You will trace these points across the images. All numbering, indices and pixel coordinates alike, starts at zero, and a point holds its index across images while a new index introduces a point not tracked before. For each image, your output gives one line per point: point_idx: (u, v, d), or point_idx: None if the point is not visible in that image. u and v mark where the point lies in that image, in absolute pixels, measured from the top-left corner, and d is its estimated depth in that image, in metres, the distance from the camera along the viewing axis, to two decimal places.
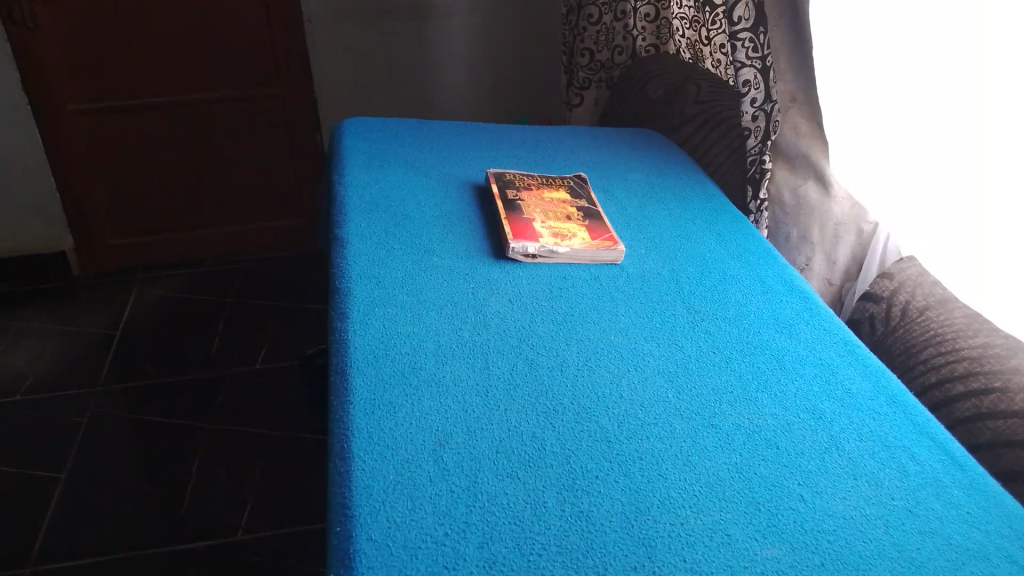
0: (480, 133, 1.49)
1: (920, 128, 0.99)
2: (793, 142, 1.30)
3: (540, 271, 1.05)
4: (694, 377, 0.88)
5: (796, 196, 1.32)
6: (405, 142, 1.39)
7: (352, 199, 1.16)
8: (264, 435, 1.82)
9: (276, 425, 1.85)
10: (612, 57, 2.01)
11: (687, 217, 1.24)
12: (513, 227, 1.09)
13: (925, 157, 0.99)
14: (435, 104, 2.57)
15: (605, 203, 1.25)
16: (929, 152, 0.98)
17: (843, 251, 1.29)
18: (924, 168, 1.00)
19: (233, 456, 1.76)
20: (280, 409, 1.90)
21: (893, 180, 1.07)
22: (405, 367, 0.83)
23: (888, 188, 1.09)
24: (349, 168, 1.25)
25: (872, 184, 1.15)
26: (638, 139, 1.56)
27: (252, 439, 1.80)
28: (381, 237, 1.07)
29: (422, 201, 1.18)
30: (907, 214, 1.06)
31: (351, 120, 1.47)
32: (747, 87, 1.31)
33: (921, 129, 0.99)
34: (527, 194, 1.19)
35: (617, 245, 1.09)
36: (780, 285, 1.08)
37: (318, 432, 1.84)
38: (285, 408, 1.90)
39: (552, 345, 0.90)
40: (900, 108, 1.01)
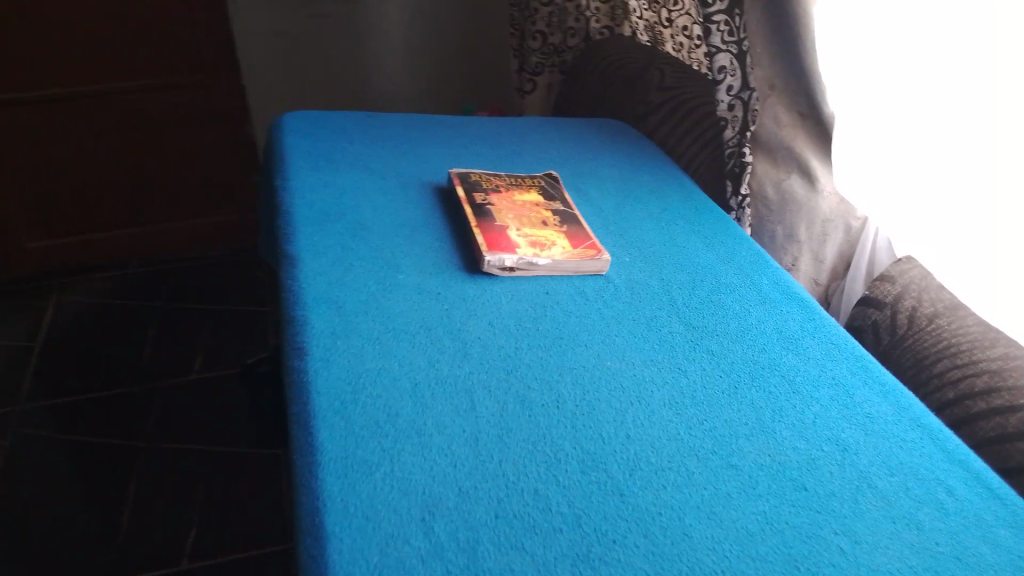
0: (434, 127, 1.37)
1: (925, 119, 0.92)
2: (774, 134, 1.22)
3: (520, 286, 0.94)
4: (704, 408, 0.79)
5: (781, 190, 1.23)
6: (354, 140, 1.25)
7: (299, 208, 1.02)
8: (204, 452, 1.66)
9: (220, 440, 1.70)
10: (565, 41, 1.89)
11: (669, 219, 1.15)
12: (486, 237, 0.97)
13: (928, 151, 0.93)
14: (375, 90, 2.42)
15: (581, 205, 1.15)
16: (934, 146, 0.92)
17: (830, 249, 1.23)
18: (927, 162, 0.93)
19: (173, 475, 1.60)
20: (221, 424, 1.75)
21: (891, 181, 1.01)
22: (379, 414, 0.71)
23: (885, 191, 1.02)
24: (293, 172, 1.11)
25: (868, 186, 1.06)
26: (605, 131, 1.46)
27: (193, 458, 1.65)
28: (337, 253, 0.94)
29: (379, 208, 1.06)
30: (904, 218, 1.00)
31: (290, 116, 1.32)
32: (722, 73, 1.22)
33: (922, 123, 0.93)
34: (497, 197, 1.08)
35: (602, 254, 0.99)
36: (777, 294, 1.00)
37: (264, 447, 1.70)
38: (227, 421, 1.75)
39: (544, 378, 0.79)
40: (904, 109, 0.95)
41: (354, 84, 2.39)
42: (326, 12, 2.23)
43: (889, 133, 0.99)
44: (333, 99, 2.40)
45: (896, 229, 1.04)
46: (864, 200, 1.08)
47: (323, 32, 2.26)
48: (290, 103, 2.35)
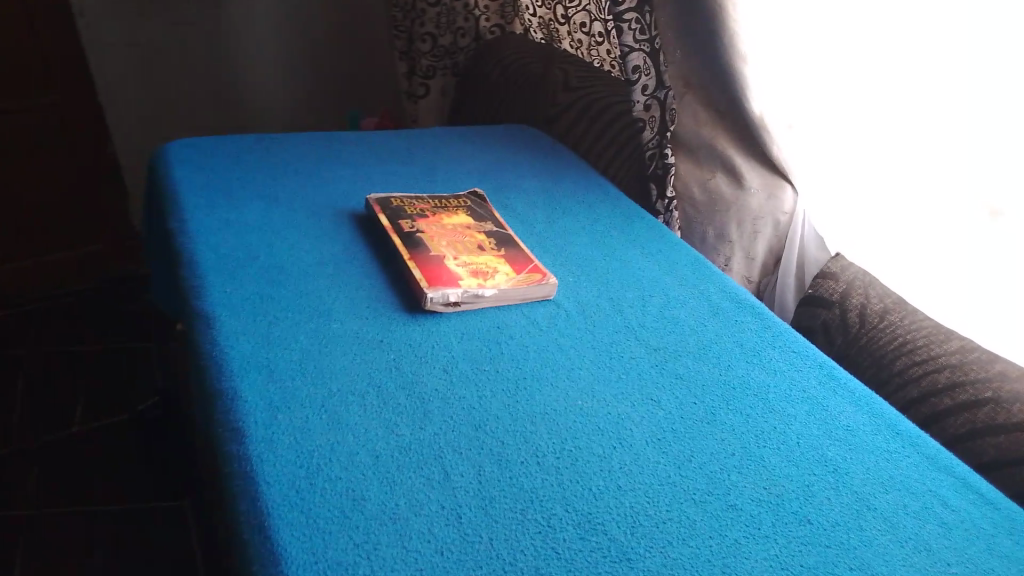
0: (336, 146, 1.25)
1: (884, 119, 0.92)
2: (693, 132, 1.20)
3: (465, 324, 0.85)
4: (688, 441, 0.74)
5: (707, 190, 1.19)
6: (252, 167, 1.13)
7: (205, 255, 0.90)
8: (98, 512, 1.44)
9: (114, 495, 1.48)
10: (455, 42, 1.80)
11: (601, 230, 1.08)
12: (424, 271, 0.89)
13: (888, 136, 0.92)
14: (250, 101, 2.25)
15: (510, 221, 1.07)
16: (891, 130, 0.91)
17: (762, 246, 1.18)
18: (888, 151, 0.93)
19: (62, 543, 1.37)
20: (120, 479, 1.52)
21: (855, 177, 0.99)
22: (344, 501, 0.62)
23: (847, 191, 1.01)
24: (190, 213, 0.98)
25: (832, 188, 1.05)
26: (515, 136, 1.38)
27: (94, 521, 1.42)
28: (256, 306, 0.83)
29: (293, 247, 0.94)
30: (872, 222, 0.99)
31: (175, 144, 1.18)
32: (637, 73, 1.15)
33: (893, 119, 0.90)
34: (425, 223, 0.99)
35: (548, 277, 0.91)
36: (728, 302, 0.94)
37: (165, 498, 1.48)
38: (123, 475, 1.53)
39: (517, 430, 0.71)
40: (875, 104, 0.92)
41: (227, 96, 2.21)
42: (187, 19, 2.05)
43: (854, 131, 0.97)
44: (204, 113, 2.21)
45: (842, 219, 1.05)
46: (822, 185, 1.07)
47: (188, 42, 2.08)
48: (155, 119, 2.15)
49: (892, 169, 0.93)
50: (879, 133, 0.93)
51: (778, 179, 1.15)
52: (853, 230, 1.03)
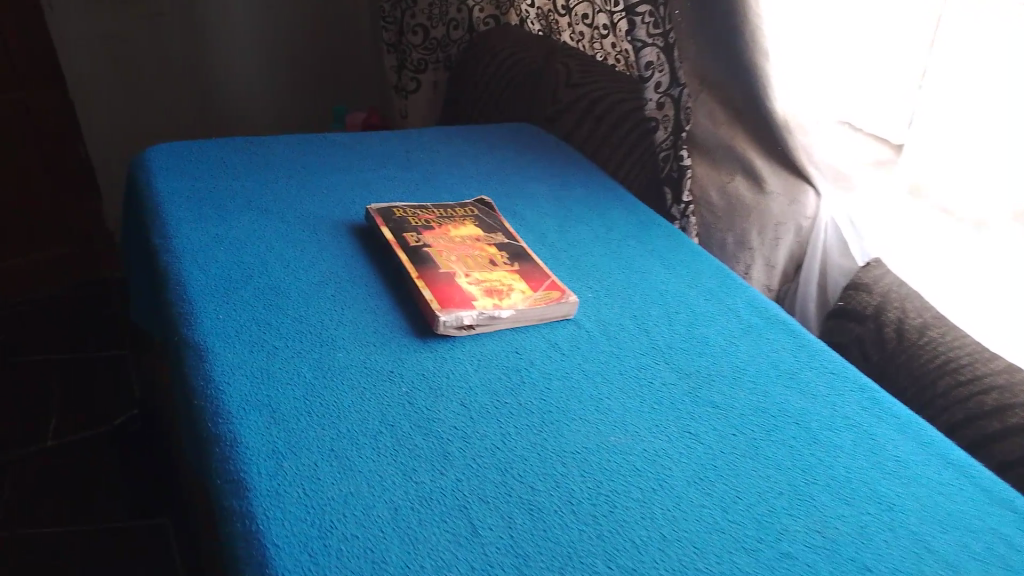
0: (329, 147, 1.17)
1: (966, 122, 0.83)
2: (710, 132, 1.15)
3: (480, 349, 0.79)
4: (732, 480, 0.68)
5: (726, 195, 1.13)
6: (240, 174, 1.05)
7: (195, 277, 0.83)
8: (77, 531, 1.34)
9: (97, 513, 1.38)
10: (448, 33, 1.72)
11: (617, 238, 1.01)
12: (436, 291, 0.82)
13: (971, 140, 0.83)
14: (231, 95, 2.16)
15: (520, 230, 1.00)
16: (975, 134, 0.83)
17: (783, 253, 1.12)
18: (969, 154, 0.84)
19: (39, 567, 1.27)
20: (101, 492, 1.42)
21: (936, 183, 0.89)
22: (363, 564, 0.55)
23: (923, 206, 0.92)
24: (175, 229, 0.91)
25: (899, 204, 0.95)
26: (517, 135, 1.31)
27: (76, 542, 1.32)
28: (253, 335, 0.76)
29: (290, 265, 0.87)
30: (955, 243, 0.89)
31: (156, 150, 1.10)
32: (649, 69, 1.09)
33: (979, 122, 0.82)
34: (432, 236, 0.93)
35: (567, 294, 0.85)
36: (758, 318, 0.89)
37: (150, 514, 1.39)
38: (107, 491, 1.43)
39: (547, 474, 0.65)
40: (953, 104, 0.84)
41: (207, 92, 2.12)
42: (159, 11, 1.95)
43: (930, 137, 0.88)
44: (180, 108, 2.11)
45: (898, 239, 0.97)
46: (885, 199, 0.98)
47: (167, 37, 1.99)
48: (131, 115, 2.05)
49: (977, 173, 0.84)
50: (958, 140, 0.85)
51: (800, 182, 1.09)
52: (911, 247, 0.96)
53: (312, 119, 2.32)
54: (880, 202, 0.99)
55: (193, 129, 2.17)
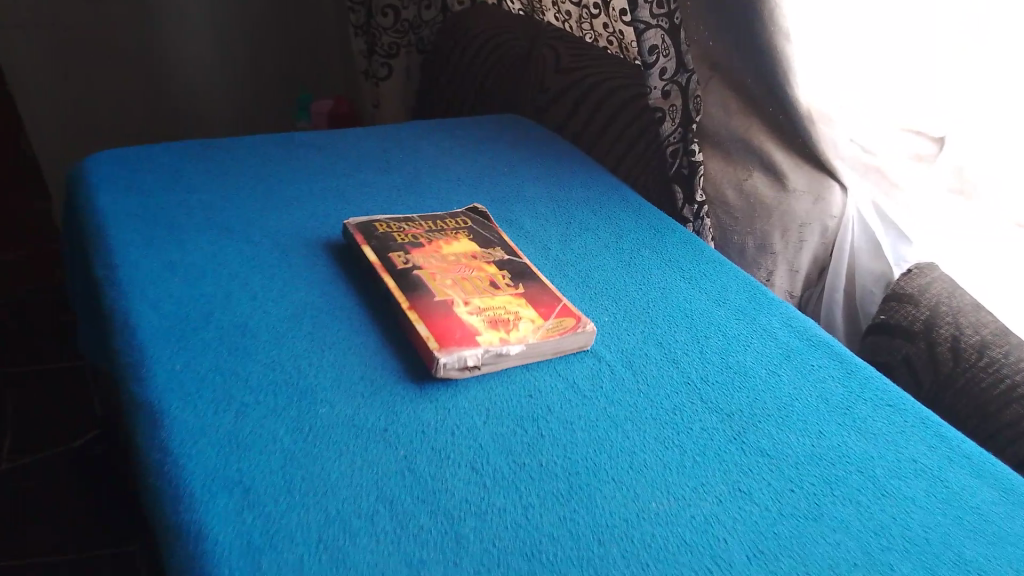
0: (296, 149, 1.04)
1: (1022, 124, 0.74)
2: (723, 123, 1.03)
3: (488, 394, 0.67)
4: (798, 551, 0.57)
5: (743, 193, 1.02)
6: (196, 185, 0.91)
7: (146, 316, 0.69)
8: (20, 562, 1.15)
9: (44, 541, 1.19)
10: (420, 13, 1.57)
11: (628, 249, 0.90)
12: (432, 326, 0.70)
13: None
14: (187, 89, 1.99)
15: (521, 243, 0.89)
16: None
17: (807, 257, 1.02)
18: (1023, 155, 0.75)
19: None
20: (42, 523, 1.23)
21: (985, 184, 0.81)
22: None
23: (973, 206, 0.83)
24: (121, 255, 0.77)
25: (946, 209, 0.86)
26: (504, 128, 1.18)
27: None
28: (218, 390, 0.63)
29: (258, 296, 0.74)
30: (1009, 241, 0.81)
31: (99, 157, 0.96)
32: (654, 54, 0.97)
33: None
34: (420, 255, 0.80)
35: (583, 322, 0.74)
36: (797, 343, 0.79)
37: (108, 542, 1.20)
38: (55, 514, 1.24)
39: (583, 556, 0.54)
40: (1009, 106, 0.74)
41: (161, 87, 1.95)
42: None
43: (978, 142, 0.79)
44: (130, 101, 1.93)
45: (948, 244, 0.88)
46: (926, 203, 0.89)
47: (111, 27, 1.82)
48: (73, 112, 1.88)
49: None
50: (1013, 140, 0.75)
51: (825, 177, 0.99)
52: (961, 250, 0.86)
53: (277, 113, 2.13)
54: (922, 205, 0.89)
55: (145, 128, 1.99)
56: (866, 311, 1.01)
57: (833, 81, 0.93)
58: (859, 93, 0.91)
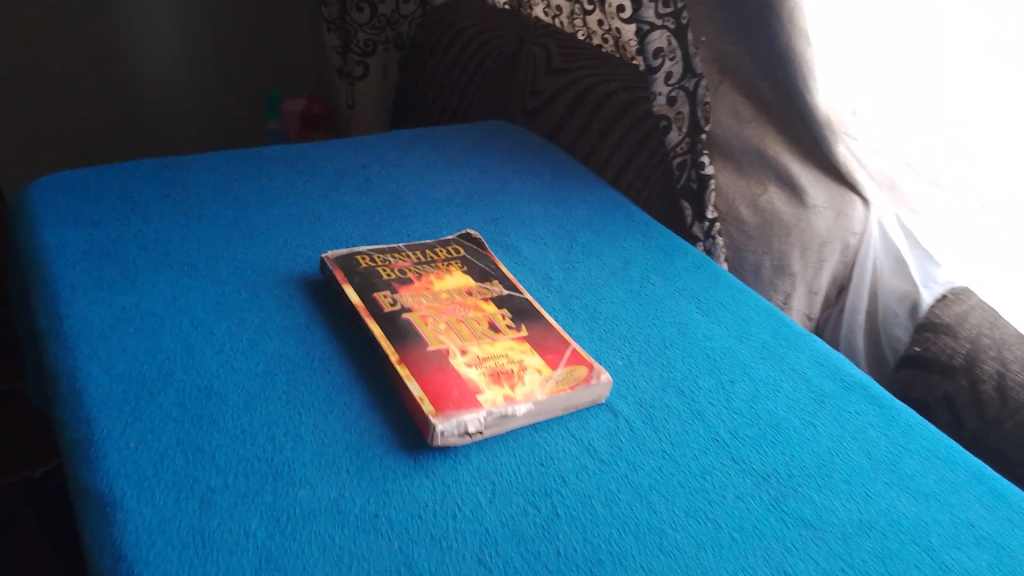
0: (267, 166, 0.94)
1: None
2: (736, 134, 0.95)
3: (492, 463, 0.58)
4: None
5: (758, 210, 0.94)
6: (155, 214, 0.81)
7: (95, 381, 0.60)
8: None
9: None
10: (399, 7, 1.46)
11: (637, 276, 0.82)
12: (426, 383, 0.61)
13: None
14: (155, 98, 1.86)
15: (519, 271, 0.80)
16: None
17: (827, 277, 0.95)
18: None
19: None
20: None
21: None
22: None
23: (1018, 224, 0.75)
24: (68, 303, 0.67)
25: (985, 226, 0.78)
26: (493, 135, 1.09)
27: None
28: (180, 474, 0.54)
29: (225, 350, 0.65)
30: None
31: (43, 183, 0.85)
32: (659, 58, 0.89)
33: None
34: (409, 293, 0.71)
35: (597, 370, 0.65)
36: (831, 386, 0.71)
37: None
38: None
39: None
40: None
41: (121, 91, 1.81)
42: None
43: None
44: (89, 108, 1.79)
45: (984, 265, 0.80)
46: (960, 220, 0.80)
47: (70, 29, 1.68)
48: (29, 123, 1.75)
49: None
50: None
51: (845, 191, 0.91)
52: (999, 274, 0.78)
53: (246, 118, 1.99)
54: (953, 223, 0.81)
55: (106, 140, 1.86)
56: (891, 335, 0.92)
57: (855, 89, 0.84)
58: (879, 107, 0.82)
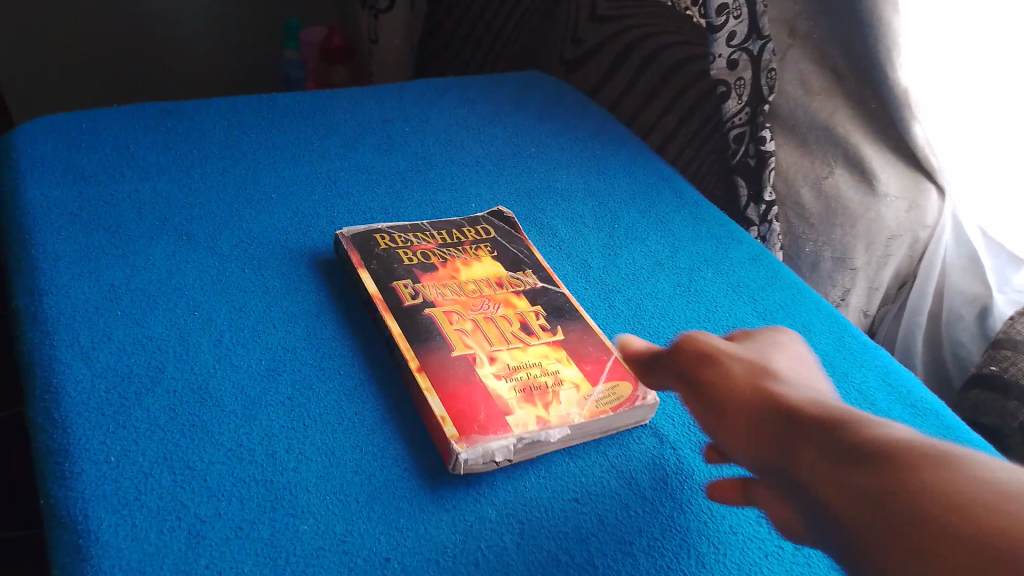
0: (279, 117, 0.84)
1: None
2: (800, 108, 0.85)
3: (521, 497, 0.51)
4: None
5: (822, 194, 0.84)
6: (152, 171, 0.73)
7: (75, 378, 0.53)
8: None
9: None
10: None
11: (686, 268, 0.74)
12: (450, 399, 0.54)
13: None
14: (161, 54, 1.59)
15: (556, 257, 0.72)
16: None
17: (890, 272, 0.86)
18: None
19: None
20: None
21: None
22: None
23: None
24: (50, 279, 0.60)
25: None
26: (528, 88, 0.99)
27: None
28: (165, 502, 0.47)
29: (223, 341, 0.58)
30: None
31: (29, 127, 0.76)
32: (722, 15, 0.78)
33: None
34: (432, 282, 0.64)
35: (641, 389, 0.58)
36: (901, 411, 0.63)
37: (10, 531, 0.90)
38: None
39: None
40: None
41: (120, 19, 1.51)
42: None
43: None
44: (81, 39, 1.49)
45: None
46: None
47: None
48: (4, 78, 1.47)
49: None
50: None
51: (920, 179, 0.82)
52: None
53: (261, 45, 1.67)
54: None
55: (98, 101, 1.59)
56: (956, 342, 0.85)
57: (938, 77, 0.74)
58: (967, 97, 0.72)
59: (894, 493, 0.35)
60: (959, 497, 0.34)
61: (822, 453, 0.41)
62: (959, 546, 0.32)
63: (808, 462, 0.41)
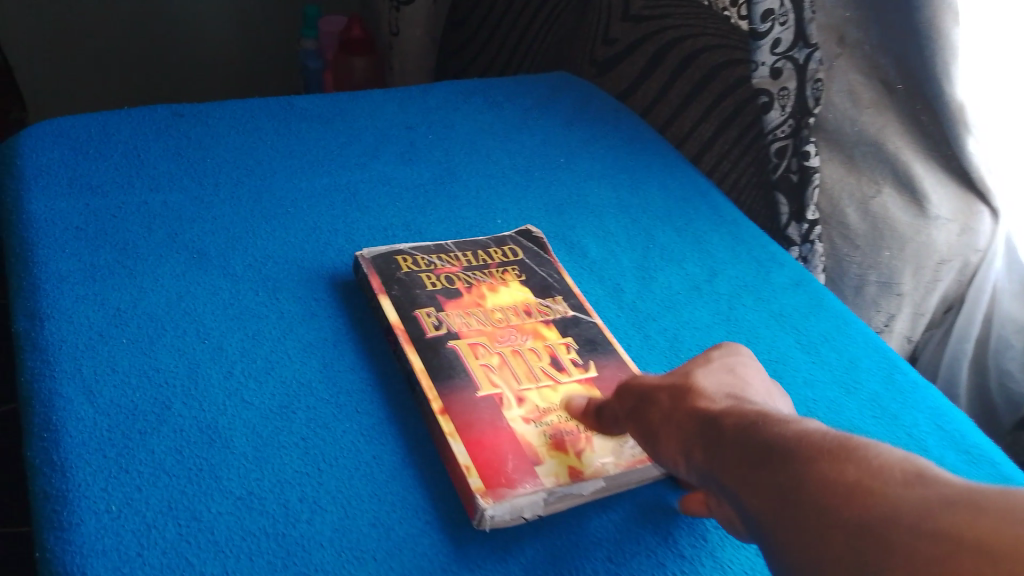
0: (298, 122, 0.80)
1: None
2: (848, 120, 0.79)
3: (549, 555, 0.47)
4: None
5: (869, 215, 0.79)
6: (164, 181, 0.69)
7: (75, 414, 0.49)
8: None
9: None
10: None
11: (726, 294, 0.69)
12: (475, 447, 0.50)
13: None
14: (178, 45, 1.55)
15: (588, 281, 0.68)
16: None
17: (938, 297, 0.82)
18: None
19: None
20: None
21: None
22: None
23: None
24: (53, 302, 0.56)
25: None
26: (558, 92, 0.95)
27: None
28: (166, 558, 0.43)
29: (235, 373, 0.54)
30: None
31: (37, 131, 0.73)
32: (767, 21, 0.74)
33: None
34: (456, 311, 0.60)
35: None
36: (954, 458, 0.58)
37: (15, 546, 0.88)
38: None
39: None
40: None
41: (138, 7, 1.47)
42: None
43: None
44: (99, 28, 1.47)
45: None
46: None
47: None
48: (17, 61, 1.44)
49: None
50: None
51: (973, 199, 0.77)
52: None
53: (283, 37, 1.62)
54: None
55: (115, 91, 1.55)
56: (1003, 370, 0.80)
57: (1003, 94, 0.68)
58: None
59: (794, 487, 0.36)
60: (853, 484, 0.34)
61: (733, 449, 0.41)
62: (852, 533, 0.33)
63: (727, 466, 0.41)
